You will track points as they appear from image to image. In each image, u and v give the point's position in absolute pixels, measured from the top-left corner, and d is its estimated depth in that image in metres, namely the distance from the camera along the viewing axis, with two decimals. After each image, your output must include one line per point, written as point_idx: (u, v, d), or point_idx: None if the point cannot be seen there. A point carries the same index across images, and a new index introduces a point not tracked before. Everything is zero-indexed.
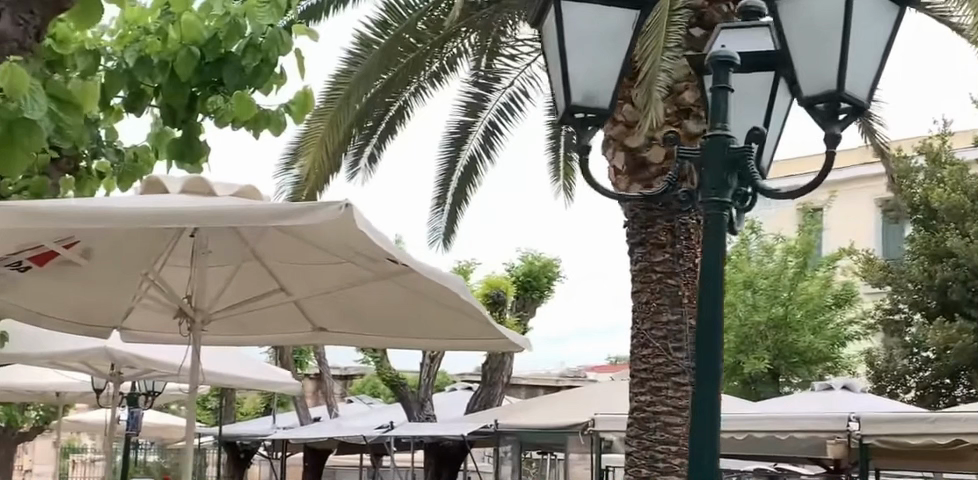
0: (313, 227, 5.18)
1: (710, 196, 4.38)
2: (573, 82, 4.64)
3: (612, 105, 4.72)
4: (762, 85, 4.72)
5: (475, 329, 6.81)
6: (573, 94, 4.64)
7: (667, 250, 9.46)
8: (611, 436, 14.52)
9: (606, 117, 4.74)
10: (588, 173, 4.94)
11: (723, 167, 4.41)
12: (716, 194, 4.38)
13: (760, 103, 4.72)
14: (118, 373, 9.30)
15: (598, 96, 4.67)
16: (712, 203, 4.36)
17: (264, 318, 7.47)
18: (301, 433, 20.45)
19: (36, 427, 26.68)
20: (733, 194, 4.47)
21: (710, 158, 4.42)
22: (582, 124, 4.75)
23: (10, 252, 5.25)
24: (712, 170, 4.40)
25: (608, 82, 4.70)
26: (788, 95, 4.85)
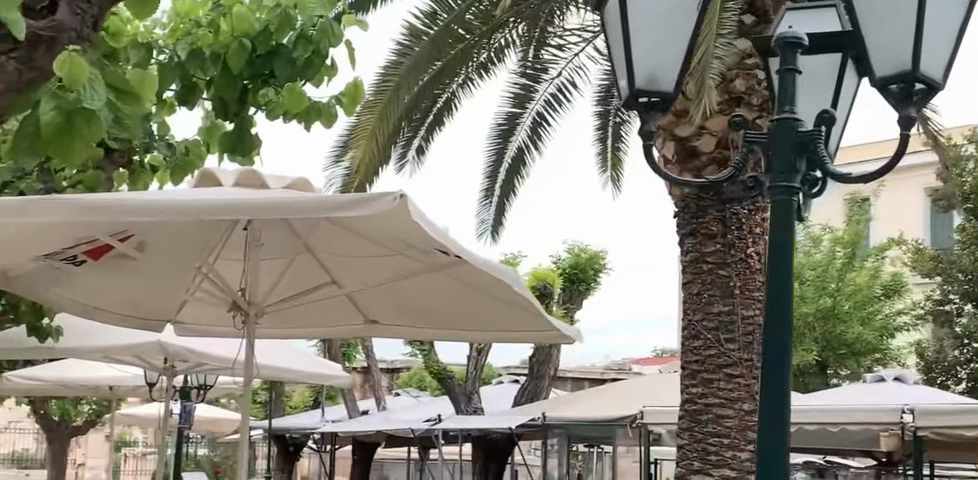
0: (364, 219, 5.16)
1: (778, 182, 4.31)
2: (637, 69, 4.59)
3: (677, 89, 4.65)
4: (830, 66, 4.65)
5: (527, 320, 6.75)
6: (637, 78, 4.59)
7: (718, 241, 9.35)
8: (660, 429, 14.42)
9: (671, 101, 4.67)
10: (652, 158, 4.89)
11: (791, 151, 4.34)
12: (784, 179, 4.31)
13: (828, 84, 4.66)
14: (171, 366, 9.36)
15: (662, 80, 4.60)
16: (780, 188, 4.30)
17: (317, 311, 7.47)
18: (349, 426, 20.53)
19: (89, 421, 27.02)
20: (803, 180, 4.38)
21: (779, 141, 4.36)
22: (646, 108, 4.69)
23: (66, 245, 5.28)
24: (781, 153, 4.34)
25: (673, 67, 4.63)
26: (856, 76, 4.77)
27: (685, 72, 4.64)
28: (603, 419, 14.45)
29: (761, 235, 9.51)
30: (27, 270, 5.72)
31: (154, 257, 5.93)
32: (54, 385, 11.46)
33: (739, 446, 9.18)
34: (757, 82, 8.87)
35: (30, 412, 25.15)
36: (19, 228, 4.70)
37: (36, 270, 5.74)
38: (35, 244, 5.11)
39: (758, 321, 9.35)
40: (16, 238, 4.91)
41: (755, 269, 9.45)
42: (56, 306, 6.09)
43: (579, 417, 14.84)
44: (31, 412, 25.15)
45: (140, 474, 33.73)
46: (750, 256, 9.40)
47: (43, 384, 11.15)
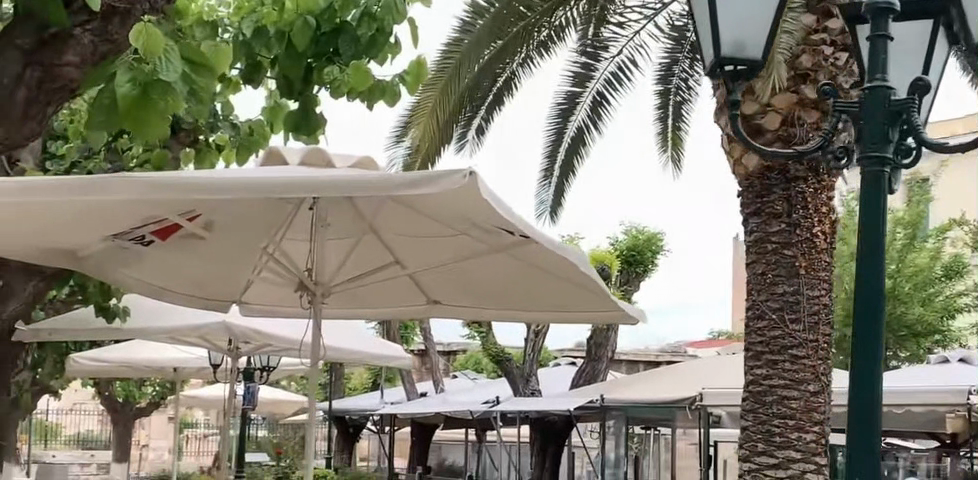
0: (428, 198, 5.11)
1: (869, 153, 4.31)
2: (722, 36, 4.73)
3: (764, 56, 4.78)
4: (923, 33, 4.61)
5: (593, 301, 6.68)
6: (722, 46, 4.72)
7: (784, 220, 9.23)
8: (720, 410, 14.29)
9: (757, 68, 4.81)
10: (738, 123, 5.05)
11: (884, 120, 4.35)
12: (875, 149, 4.32)
13: (918, 52, 4.60)
14: (236, 347, 9.45)
15: (748, 47, 4.74)
16: (872, 159, 4.30)
17: (379, 292, 7.43)
18: (408, 408, 20.65)
19: (152, 403, 27.43)
20: (895, 148, 4.38)
21: (870, 110, 4.37)
22: (733, 74, 4.83)
23: (135, 225, 5.33)
24: (873, 123, 4.35)
25: (761, 34, 4.75)
26: (949, 42, 4.74)
27: (772, 40, 4.76)
28: (662, 401, 14.33)
29: (827, 214, 9.38)
30: (95, 251, 5.72)
31: (219, 237, 5.92)
32: (120, 367, 11.61)
33: (805, 427, 9.06)
34: (823, 58, 8.76)
35: (95, 394, 25.59)
36: (88, 207, 4.72)
37: (105, 251, 5.74)
38: (104, 222, 5.13)
39: (824, 301, 9.20)
40: (85, 217, 4.94)
41: (821, 248, 9.30)
42: (124, 286, 6.12)
43: (637, 399, 14.74)
44: (96, 394, 25.59)
45: (202, 455, 34.22)
46: (816, 236, 9.27)
47: (108, 366, 11.30)
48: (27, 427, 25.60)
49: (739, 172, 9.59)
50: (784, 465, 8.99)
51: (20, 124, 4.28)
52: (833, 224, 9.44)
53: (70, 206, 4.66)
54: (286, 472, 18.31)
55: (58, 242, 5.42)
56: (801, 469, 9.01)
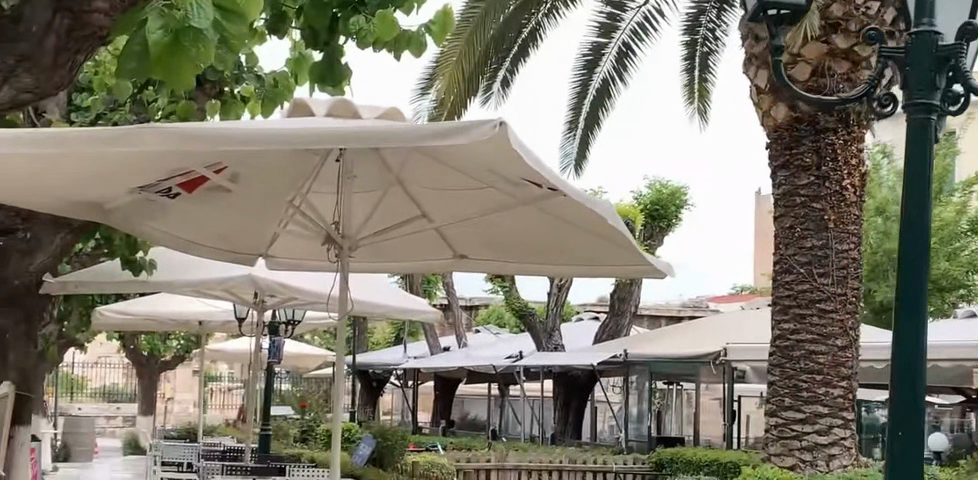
0: (455, 149, 5.07)
1: (916, 100, 4.32)
2: None
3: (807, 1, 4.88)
4: None
5: (622, 256, 6.64)
6: None
7: (813, 173, 9.30)
8: (744, 366, 14.26)
9: (800, 13, 4.92)
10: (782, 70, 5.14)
11: (932, 67, 4.35)
12: (922, 97, 4.31)
13: None
14: (261, 301, 9.48)
15: None
16: (919, 107, 4.30)
17: (404, 246, 7.41)
18: (431, 362, 20.72)
19: (177, 356, 27.64)
20: (943, 96, 4.37)
21: (916, 57, 4.37)
22: (776, 20, 4.94)
23: (161, 177, 5.29)
24: (919, 70, 4.35)
25: None
26: None
27: None
28: (687, 356, 14.31)
29: (857, 166, 9.41)
30: (121, 205, 5.67)
31: (246, 190, 5.89)
32: (145, 320, 11.65)
33: (832, 383, 9.22)
34: (854, 8, 9.27)
35: (121, 347, 25.78)
36: (115, 158, 4.67)
37: (132, 204, 5.68)
38: (129, 174, 5.08)
39: (852, 255, 9.30)
40: (111, 169, 4.89)
41: (851, 201, 9.38)
42: (150, 239, 6.10)
43: (661, 354, 14.71)
44: (121, 347, 25.78)
45: (227, 408, 34.53)
46: (845, 188, 9.32)
47: (134, 318, 11.36)
48: (54, 380, 25.86)
49: (767, 123, 9.65)
50: (811, 420, 9.19)
51: (51, 72, 4.28)
52: (863, 176, 9.47)
53: (97, 158, 4.62)
54: (310, 425, 18.46)
55: (84, 194, 5.39)
56: (827, 424, 9.20)
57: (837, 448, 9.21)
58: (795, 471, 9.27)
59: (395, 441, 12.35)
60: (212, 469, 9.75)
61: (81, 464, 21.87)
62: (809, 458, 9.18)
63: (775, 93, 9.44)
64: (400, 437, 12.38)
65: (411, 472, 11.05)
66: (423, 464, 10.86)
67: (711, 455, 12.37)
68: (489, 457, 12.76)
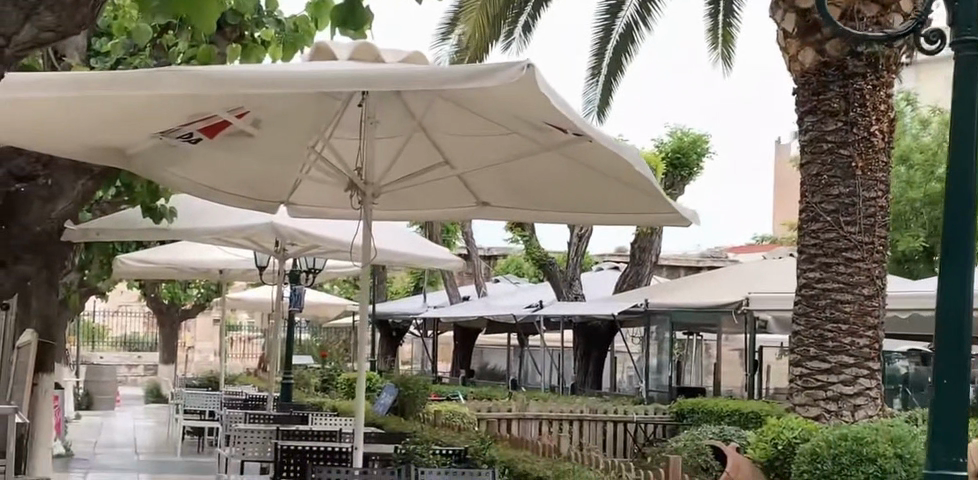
0: (480, 94, 4.98)
1: (965, 37, 4.02)
2: None
3: None
4: None
5: (646, 204, 6.55)
6: None
7: (840, 118, 9.25)
8: (767, 315, 14.17)
9: None
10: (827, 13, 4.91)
11: None
12: (973, 32, 4.02)
13: None
14: (283, 249, 9.46)
15: None
16: (970, 43, 4.01)
17: (428, 194, 7.34)
18: (450, 312, 20.73)
19: (198, 305, 27.77)
20: None
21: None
22: None
23: (181, 122, 5.22)
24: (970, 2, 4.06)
25: None
26: None
27: None
28: (708, 306, 14.20)
29: (885, 112, 9.38)
30: (142, 150, 5.62)
31: (266, 134, 5.80)
32: (166, 269, 11.62)
33: (858, 332, 9.17)
34: None
35: (142, 296, 25.86)
36: (133, 102, 4.59)
37: (152, 149, 5.63)
38: (147, 118, 5.01)
39: (879, 203, 9.27)
40: (131, 112, 4.83)
41: (879, 148, 9.32)
42: (171, 185, 6.07)
43: (683, 304, 14.61)
44: (142, 296, 25.85)
45: (247, 357, 34.76)
46: (873, 135, 9.28)
47: (156, 267, 11.35)
48: (77, 328, 26.05)
49: (794, 69, 9.60)
50: (836, 370, 9.12)
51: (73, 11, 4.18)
52: (891, 122, 9.43)
53: (117, 102, 4.56)
54: (332, 374, 18.53)
55: (104, 139, 5.33)
56: (853, 374, 9.13)
57: (862, 399, 9.12)
58: (819, 421, 9.19)
59: (417, 390, 12.32)
60: (234, 418, 9.74)
61: (105, 411, 22.05)
62: (834, 408, 9.10)
63: (803, 38, 9.43)
64: (421, 386, 12.34)
65: (434, 419, 11.04)
66: (444, 413, 10.84)
67: (732, 405, 12.31)
68: (510, 406, 12.71)
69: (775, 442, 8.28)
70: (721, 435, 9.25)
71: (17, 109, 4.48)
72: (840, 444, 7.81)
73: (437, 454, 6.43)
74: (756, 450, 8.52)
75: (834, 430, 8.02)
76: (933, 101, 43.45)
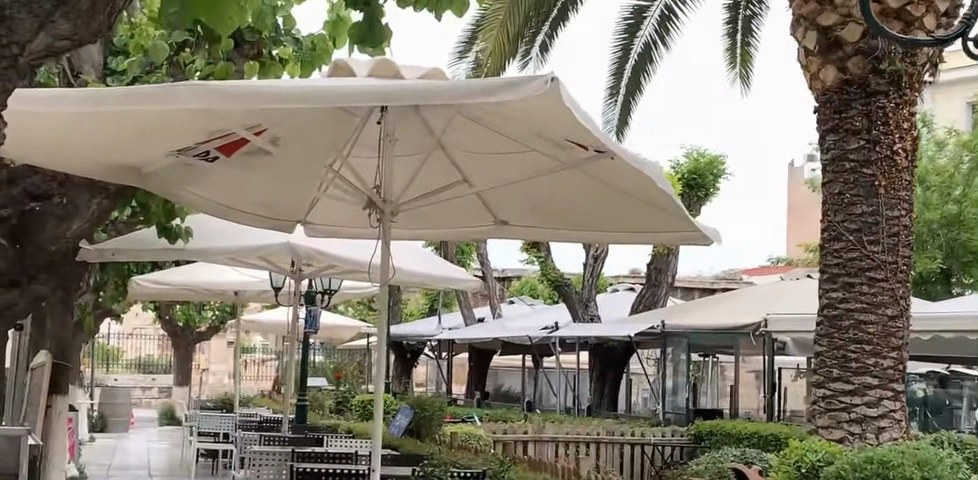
0: (501, 109, 4.90)
1: None
2: None
3: None
4: None
5: (668, 222, 6.46)
6: None
7: (863, 137, 9.17)
8: (786, 336, 14.02)
9: None
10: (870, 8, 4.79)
11: None
12: None
13: None
14: (299, 270, 9.37)
15: None
16: None
17: (447, 213, 7.28)
18: (465, 333, 20.62)
19: (212, 327, 27.73)
20: None
21: None
22: None
23: (200, 139, 5.16)
24: None
25: None
26: None
27: None
28: (726, 327, 14.07)
29: (908, 130, 9.27)
30: (158, 168, 5.56)
31: (285, 152, 5.74)
32: (181, 290, 11.56)
33: (882, 353, 9.05)
34: None
35: (157, 318, 25.86)
36: (150, 117, 4.53)
37: (168, 166, 5.57)
38: (163, 135, 4.97)
39: (903, 223, 9.18)
40: (147, 128, 4.76)
41: (902, 167, 9.23)
42: (188, 204, 6.02)
43: (700, 325, 14.48)
44: (158, 318, 25.86)
45: (261, 379, 34.67)
46: (897, 153, 9.19)
47: (170, 287, 11.30)
48: (91, 350, 26.02)
49: (815, 87, 9.53)
50: (860, 391, 8.98)
51: None
52: (915, 140, 9.32)
53: (134, 118, 4.52)
54: (346, 396, 18.42)
55: (120, 157, 5.30)
56: (877, 396, 8.99)
57: (886, 421, 8.98)
58: (843, 443, 9.06)
59: (433, 412, 12.19)
60: (249, 439, 9.64)
61: (118, 433, 21.95)
62: (858, 430, 8.97)
63: (825, 56, 9.35)
64: (437, 407, 12.21)
65: (450, 441, 10.92)
66: (460, 434, 10.72)
67: (751, 427, 12.17)
68: (526, 428, 12.56)
69: (799, 464, 8.13)
70: (743, 458, 9.10)
71: (32, 124, 4.44)
72: (866, 467, 7.67)
73: (456, 476, 6.30)
74: (779, 473, 8.35)
75: (859, 453, 7.87)
76: (948, 122, 43.40)
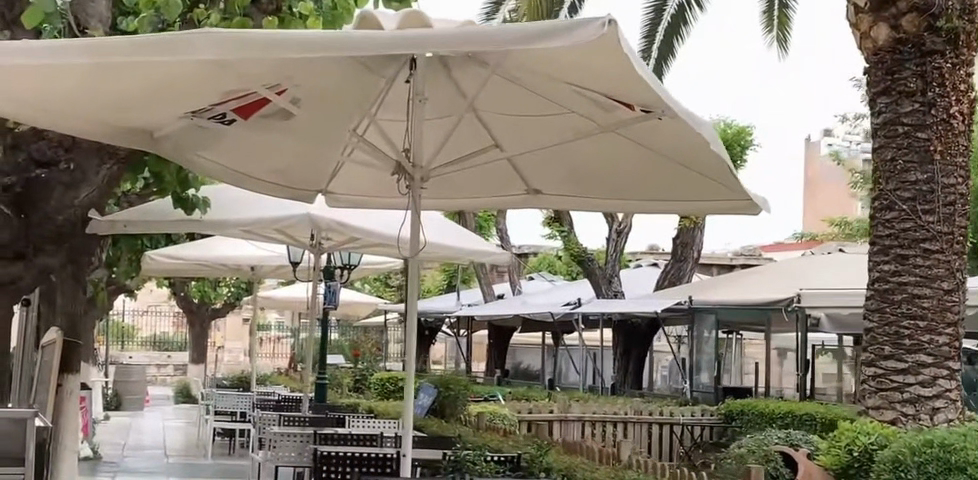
0: (544, 65, 4.48)
1: None
2: None
3: None
4: None
5: (711, 190, 6.05)
6: None
7: (917, 100, 8.80)
8: (820, 312, 13.52)
9: None
10: None
11: None
12: None
13: None
14: (319, 244, 8.98)
15: None
16: None
17: (478, 181, 6.88)
18: (485, 310, 20.25)
19: (227, 303, 27.45)
20: None
21: None
22: None
23: (216, 99, 4.78)
24: None
25: None
26: None
27: None
28: (758, 303, 13.58)
29: (965, 92, 8.91)
30: (172, 131, 5.18)
31: (311, 116, 5.34)
32: (195, 266, 11.18)
33: (937, 330, 8.68)
34: None
35: (173, 294, 25.60)
36: (161, 69, 4.15)
37: (181, 131, 5.21)
38: (178, 93, 4.59)
39: (959, 190, 8.84)
40: (158, 83, 4.37)
41: (958, 131, 8.88)
42: (203, 170, 5.65)
43: (730, 301, 14.02)
44: (173, 294, 25.60)
45: (277, 356, 34.38)
46: (953, 117, 8.84)
47: (184, 263, 10.95)
48: (106, 327, 25.73)
49: (866, 46, 9.15)
50: (914, 370, 8.61)
51: None
52: (971, 102, 8.96)
53: (148, 69, 4.13)
54: (364, 374, 18.09)
55: (131, 119, 4.89)
56: (931, 375, 8.62)
57: (941, 402, 8.60)
58: (894, 425, 8.65)
59: (457, 390, 11.76)
60: (266, 420, 9.26)
61: (133, 411, 21.66)
62: (911, 411, 8.57)
63: (876, 13, 8.97)
64: (461, 387, 11.79)
65: (475, 422, 10.51)
66: (485, 414, 10.33)
67: (786, 406, 11.84)
68: (551, 407, 12.12)
69: (850, 448, 7.72)
70: (788, 440, 8.68)
71: (33, 79, 4.08)
72: (924, 451, 7.26)
73: (490, 461, 5.88)
74: (827, 456, 7.95)
75: (915, 436, 7.47)
76: None
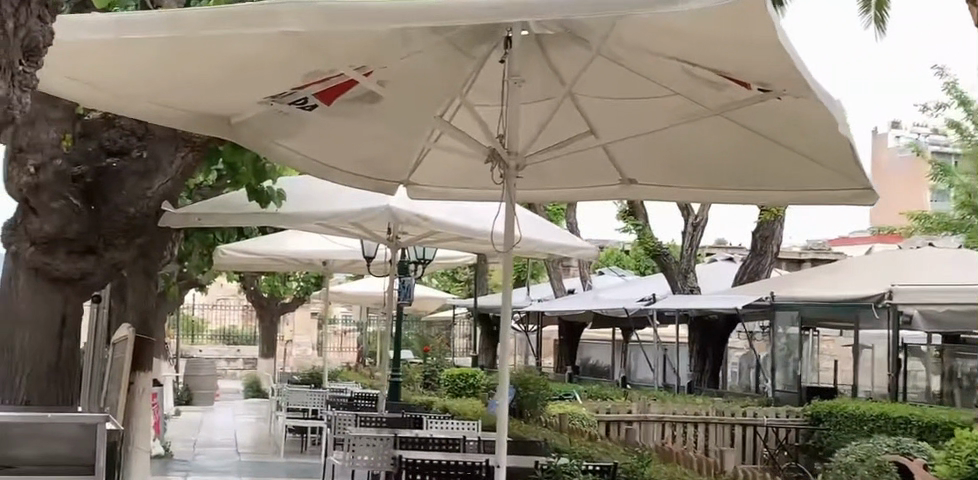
0: (654, 38, 4.09)
1: None
2: None
3: None
4: None
5: (827, 179, 5.60)
6: None
7: None
8: (913, 308, 12.92)
9: None
10: None
11: None
12: None
13: None
14: (397, 238, 8.63)
15: None
16: None
17: (571, 168, 6.48)
18: (557, 306, 19.84)
19: (297, 297, 27.33)
20: None
21: None
22: None
23: (297, 83, 4.44)
24: None
25: None
26: None
27: None
28: (848, 299, 13.03)
29: None
30: (250, 118, 4.84)
31: (397, 100, 4.98)
32: (266, 260, 10.89)
33: None
34: None
35: (242, 288, 25.52)
36: (240, 47, 3.83)
37: (260, 118, 4.87)
38: (258, 75, 4.26)
39: None
40: (239, 62, 4.03)
41: None
42: (281, 160, 5.30)
43: (816, 297, 13.48)
44: (243, 288, 25.52)
45: (345, 351, 34.24)
46: None
47: (258, 258, 10.68)
48: (177, 321, 25.73)
49: None
50: None
51: None
52: None
53: (228, 48, 3.82)
54: (434, 370, 17.77)
55: (208, 103, 4.56)
56: None
57: None
58: None
59: (536, 390, 11.37)
60: (342, 421, 8.93)
61: (204, 405, 21.56)
62: None
63: None
64: (541, 386, 11.43)
65: (556, 422, 10.13)
66: (566, 414, 9.94)
67: (879, 409, 11.40)
68: (632, 407, 11.64)
69: (972, 459, 7.22)
70: (898, 449, 8.19)
71: (104, 58, 3.79)
72: None
73: (587, 471, 5.47)
74: (944, 468, 7.45)
75: None
76: None
